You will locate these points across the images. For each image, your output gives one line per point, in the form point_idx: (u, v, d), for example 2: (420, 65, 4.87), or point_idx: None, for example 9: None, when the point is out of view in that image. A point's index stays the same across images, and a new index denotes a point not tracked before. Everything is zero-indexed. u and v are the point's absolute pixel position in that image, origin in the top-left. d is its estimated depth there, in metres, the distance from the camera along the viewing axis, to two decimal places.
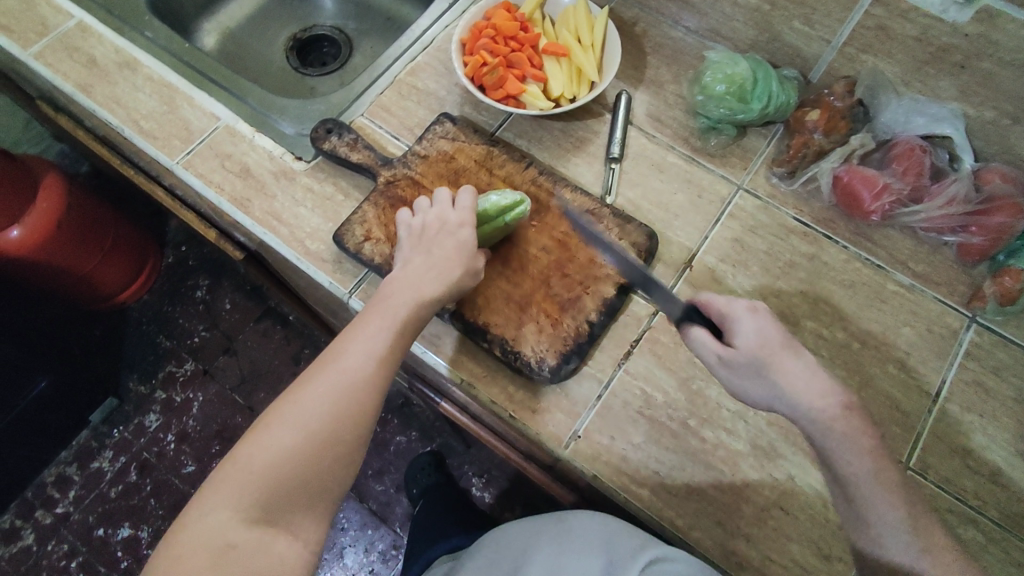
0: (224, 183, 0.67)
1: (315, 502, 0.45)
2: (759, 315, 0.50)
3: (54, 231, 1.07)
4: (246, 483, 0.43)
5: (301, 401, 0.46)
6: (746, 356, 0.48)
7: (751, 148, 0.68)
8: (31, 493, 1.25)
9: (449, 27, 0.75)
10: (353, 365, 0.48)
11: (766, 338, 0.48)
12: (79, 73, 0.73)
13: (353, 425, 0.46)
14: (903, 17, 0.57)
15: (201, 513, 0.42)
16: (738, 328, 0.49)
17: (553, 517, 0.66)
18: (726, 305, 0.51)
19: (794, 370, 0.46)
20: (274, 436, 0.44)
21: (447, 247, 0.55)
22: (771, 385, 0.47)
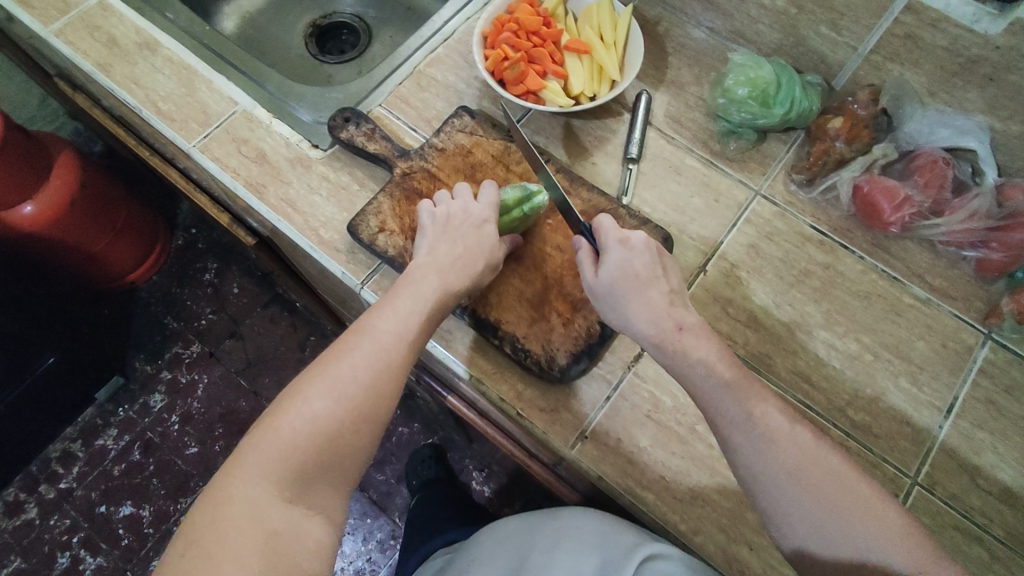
0: (239, 168, 0.67)
1: (342, 481, 0.45)
2: (628, 247, 0.52)
3: (67, 208, 1.08)
4: (278, 459, 0.43)
5: (335, 383, 0.46)
6: (603, 283, 0.52)
7: (770, 154, 0.67)
8: (35, 467, 1.26)
9: (470, 19, 0.75)
10: (384, 345, 0.48)
11: (628, 271, 0.51)
12: (99, 52, 0.73)
13: (383, 405, 0.47)
14: (933, 26, 0.56)
15: (233, 487, 0.41)
16: (604, 255, 0.52)
17: (549, 514, 0.66)
18: (602, 234, 0.53)
19: (644, 302, 0.50)
20: (308, 415, 0.44)
21: (474, 236, 0.56)
22: (620, 312, 0.51)
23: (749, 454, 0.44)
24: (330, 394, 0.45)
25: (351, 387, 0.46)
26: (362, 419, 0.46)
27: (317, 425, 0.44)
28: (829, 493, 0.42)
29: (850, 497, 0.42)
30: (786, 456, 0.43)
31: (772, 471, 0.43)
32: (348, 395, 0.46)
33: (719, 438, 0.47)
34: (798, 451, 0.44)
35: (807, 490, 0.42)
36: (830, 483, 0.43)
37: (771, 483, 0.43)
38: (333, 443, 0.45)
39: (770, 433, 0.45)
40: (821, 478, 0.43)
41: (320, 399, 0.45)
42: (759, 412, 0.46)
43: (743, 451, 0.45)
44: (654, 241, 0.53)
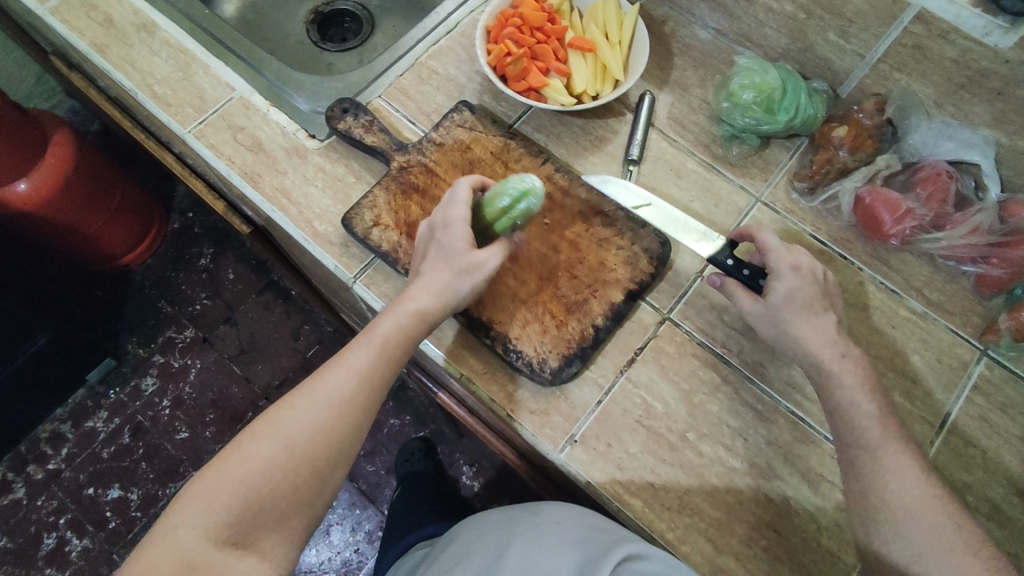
0: (235, 156, 0.66)
1: (286, 522, 0.47)
2: (801, 276, 0.52)
3: (62, 186, 1.07)
4: (219, 501, 0.45)
5: (277, 424, 0.48)
6: (767, 309, 0.53)
7: (773, 160, 0.66)
8: (24, 447, 1.26)
9: (474, 12, 0.73)
10: (334, 388, 0.50)
11: (797, 300, 0.52)
12: (95, 32, 0.72)
13: (331, 448, 0.49)
14: (942, 38, 0.55)
15: (175, 524, 0.45)
16: (773, 280, 0.53)
17: (523, 507, 0.65)
18: (773, 258, 0.53)
19: (808, 329, 0.51)
20: (246, 456, 0.47)
21: (439, 254, 0.53)
22: (782, 337, 0.52)
23: (868, 478, 0.47)
24: (276, 438, 0.47)
25: (298, 431, 0.48)
26: (305, 464, 0.47)
27: (260, 469, 0.46)
28: (939, 540, 0.44)
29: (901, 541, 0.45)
30: (902, 493, 0.46)
31: (885, 501, 0.46)
32: (288, 436, 0.48)
33: (844, 458, 0.49)
34: None
35: (918, 529, 0.45)
36: (943, 532, 0.44)
37: (882, 511, 0.46)
38: (275, 487, 0.47)
39: (891, 466, 0.47)
40: (930, 522, 0.45)
41: (266, 442, 0.47)
42: None
43: (860, 474, 0.48)
44: (821, 266, 0.54)
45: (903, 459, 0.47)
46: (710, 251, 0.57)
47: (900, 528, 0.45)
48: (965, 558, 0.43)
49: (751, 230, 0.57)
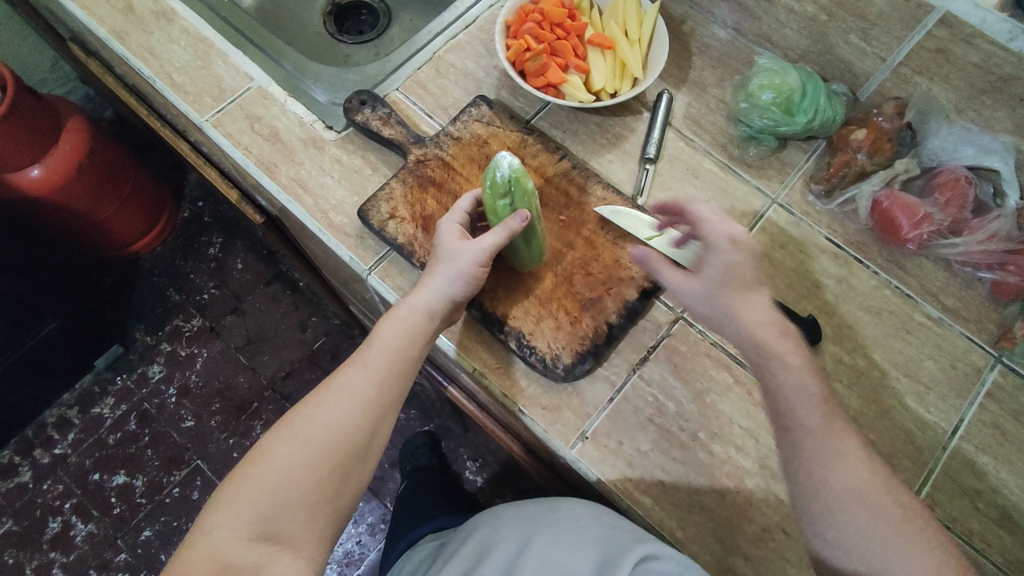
0: (252, 145, 0.66)
1: (314, 520, 0.47)
2: (737, 249, 0.51)
3: (75, 172, 1.08)
4: (247, 502, 0.46)
5: (296, 425, 0.49)
6: (702, 284, 0.51)
7: (790, 162, 0.66)
8: (31, 431, 1.27)
9: (493, 7, 0.73)
10: (350, 386, 0.50)
11: (733, 274, 0.50)
12: (114, 18, 0.72)
13: (351, 444, 0.48)
14: (966, 42, 0.55)
15: (210, 528, 0.46)
16: (708, 252, 0.51)
17: (534, 505, 0.66)
18: (710, 230, 0.52)
19: (744, 305, 0.50)
20: (269, 459, 0.47)
21: (438, 253, 0.55)
22: (717, 311, 0.50)
23: (817, 466, 0.46)
24: (296, 438, 0.48)
25: (317, 430, 0.48)
26: (327, 461, 0.48)
27: (283, 470, 0.47)
28: (889, 524, 0.44)
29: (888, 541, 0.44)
30: (850, 479, 0.45)
31: (840, 492, 0.45)
32: (307, 436, 0.48)
33: (786, 444, 0.48)
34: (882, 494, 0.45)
35: (870, 515, 0.45)
36: (893, 515, 0.45)
37: (834, 501, 0.45)
38: (298, 486, 0.47)
39: (840, 450, 0.46)
40: (881, 505, 0.45)
41: (286, 444, 0.48)
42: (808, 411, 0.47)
43: (808, 462, 0.46)
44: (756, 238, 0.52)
45: (849, 442, 0.46)
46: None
47: (852, 517, 0.45)
48: (912, 538, 0.44)
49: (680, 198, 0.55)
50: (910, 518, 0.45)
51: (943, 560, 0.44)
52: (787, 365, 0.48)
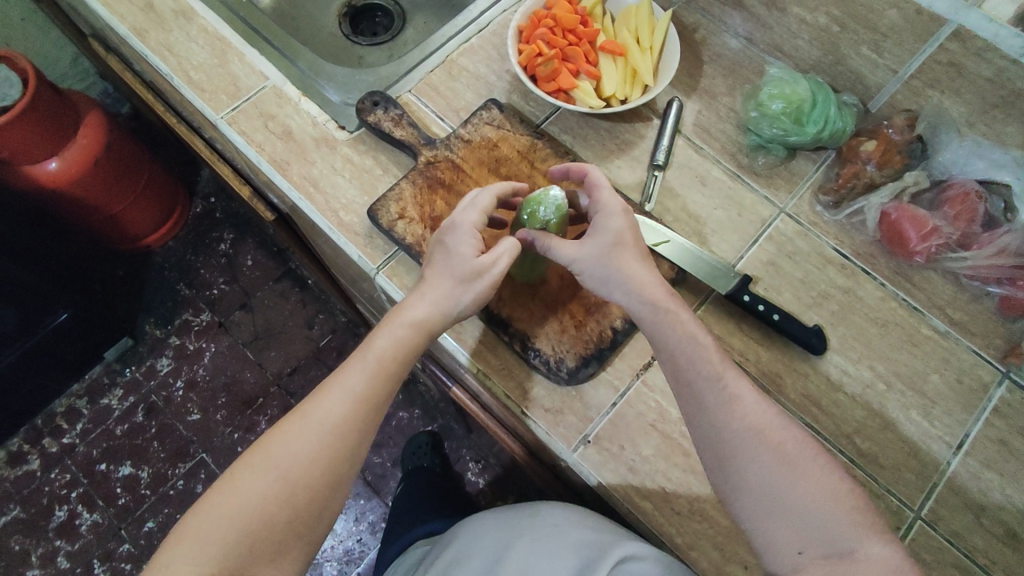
0: (265, 143, 0.67)
1: (286, 549, 0.46)
2: (627, 219, 0.53)
3: (91, 166, 1.10)
4: (212, 536, 0.44)
5: (271, 453, 0.47)
6: (596, 250, 0.52)
7: (799, 172, 0.66)
8: (40, 420, 1.28)
9: (506, 11, 0.74)
10: (329, 412, 0.49)
11: (622, 240, 0.52)
12: (135, 16, 0.73)
13: (329, 472, 0.48)
14: (977, 55, 0.55)
15: (168, 561, 0.43)
16: (600, 219, 0.53)
17: (517, 511, 0.67)
18: (603, 199, 0.53)
19: (634, 271, 0.51)
20: (240, 489, 0.46)
21: (445, 262, 0.53)
22: (609, 278, 0.51)
23: (716, 413, 0.47)
24: (271, 466, 0.46)
25: (294, 458, 0.47)
26: (303, 490, 0.47)
27: (255, 500, 0.45)
28: (786, 459, 0.45)
29: (826, 507, 0.44)
30: (748, 419, 0.46)
31: (772, 462, 0.45)
32: (283, 465, 0.47)
33: (688, 396, 0.48)
34: (816, 463, 0.45)
35: (770, 453, 0.45)
36: (790, 450, 0.45)
37: (736, 445, 0.45)
38: (268, 518, 0.45)
39: (735, 400, 0.47)
40: (779, 444, 0.46)
41: (260, 472, 0.46)
42: (727, 377, 0.48)
43: (710, 410, 0.47)
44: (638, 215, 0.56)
45: (744, 386, 0.48)
46: (725, 286, 0.58)
47: (754, 458, 0.45)
48: (810, 471, 0.45)
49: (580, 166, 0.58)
50: (843, 486, 0.45)
51: (840, 490, 0.45)
52: (680, 322, 0.50)
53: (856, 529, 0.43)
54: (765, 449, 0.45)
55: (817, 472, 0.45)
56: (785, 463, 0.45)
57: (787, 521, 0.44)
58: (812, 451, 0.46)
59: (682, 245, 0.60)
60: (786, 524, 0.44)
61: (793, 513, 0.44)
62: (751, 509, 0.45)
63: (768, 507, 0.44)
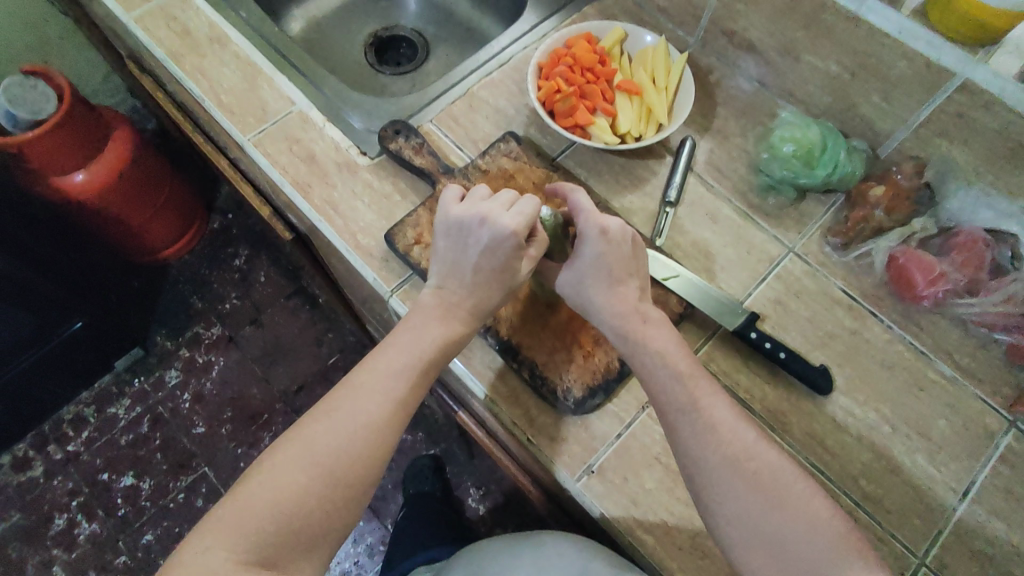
0: (288, 166, 0.69)
1: (317, 547, 0.45)
2: (608, 240, 0.53)
3: (116, 180, 1.13)
4: (249, 524, 0.43)
5: (308, 447, 0.46)
6: (573, 275, 0.54)
7: (808, 214, 0.67)
8: (47, 427, 1.30)
9: (527, 48, 0.77)
10: (367, 412, 0.48)
11: (600, 264, 0.53)
12: (172, 41, 0.76)
13: (364, 471, 0.47)
14: (986, 108, 0.56)
15: (203, 546, 0.42)
16: (581, 244, 0.54)
17: (522, 540, 0.67)
18: (585, 222, 0.54)
19: (610, 295, 0.53)
20: (277, 481, 0.45)
21: (492, 259, 0.53)
22: (584, 303, 0.54)
23: (693, 444, 0.46)
24: (308, 461, 0.45)
25: (330, 455, 0.46)
26: (338, 488, 0.46)
27: (293, 494, 0.44)
28: (763, 488, 0.44)
29: (804, 534, 0.43)
30: (723, 448, 0.45)
31: (747, 488, 0.44)
32: (319, 462, 0.46)
33: (666, 427, 0.48)
34: (796, 487, 0.45)
35: (745, 483, 0.44)
36: (765, 478, 0.44)
37: (711, 475, 0.45)
38: (304, 513, 0.44)
39: (712, 427, 0.46)
40: (755, 472, 0.45)
41: (295, 467, 0.45)
42: (705, 404, 0.48)
43: (685, 441, 0.47)
44: (632, 232, 0.54)
45: (718, 414, 0.47)
46: (732, 322, 0.59)
47: (730, 488, 0.44)
48: (788, 496, 0.44)
49: (566, 187, 0.59)
50: (825, 512, 0.44)
51: (820, 514, 0.44)
52: (653, 350, 0.50)
53: (840, 555, 0.42)
54: (741, 477, 0.44)
55: (795, 494, 0.44)
56: (762, 488, 0.44)
57: (768, 550, 0.43)
58: (792, 476, 0.45)
59: (690, 280, 0.61)
60: (767, 554, 0.43)
61: (773, 542, 0.43)
62: (733, 541, 0.44)
63: (749, 538, 0.43)
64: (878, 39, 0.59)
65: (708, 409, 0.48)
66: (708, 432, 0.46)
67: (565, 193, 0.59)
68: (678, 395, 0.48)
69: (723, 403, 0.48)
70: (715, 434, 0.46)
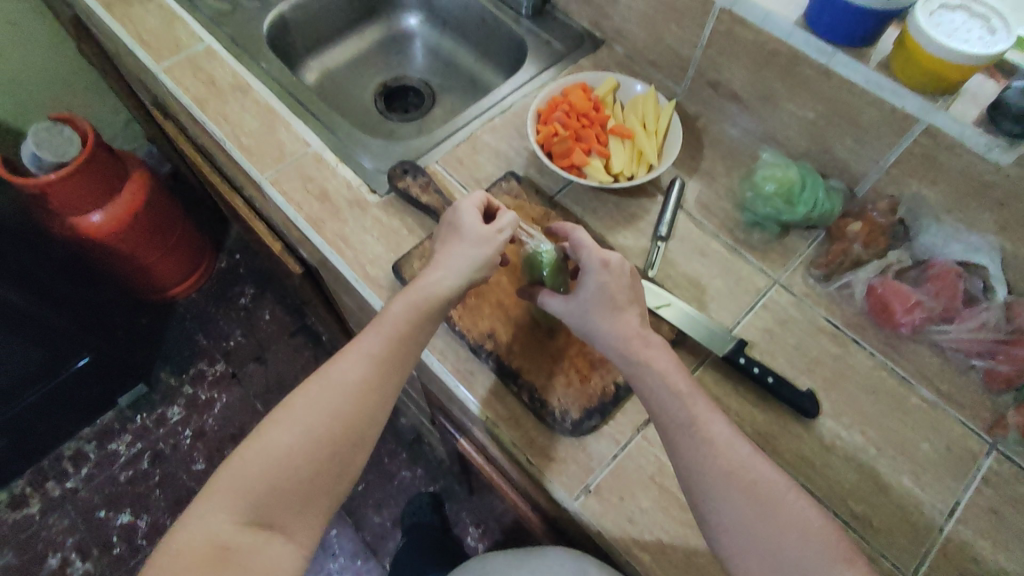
0: (303, 203, 0.73)
1: (311, 504, 0.47)
2: (610, 270, 0.57)
3: (132, 220, 1.18)
4: (243, 486, 0.45)
5: (297, 410, 0.49)
6: (577, 304, 0.57)
7: (792, 248, 0.72)
8: (46, 463, 1.30)
9: (527, 96, 0.83)
10: (348, 373, 0.51)
11: (604, 293, 0.56)
12: (197, 88, 0.82)
13: (351, 428, 0.49)
14: (949, 151, 0.61)
15: (201, 511, 0.44)
16: (584, 276, 0.57)
17: (529, 553, 0.71)
18: (589, 254, 0.58)
19: (613, 322, 0.55)
20: (268, 443, 0.47)
21: (460, 238, 0.59)
22: (590, 329, 0.56)
23: (691, 456, 0.49)
24: (296, 423, 0.48)
25: (317, 416, 0.48)
26: (326, 444, 0.48)
27: (283, 452, 0.47)
28: (758, 497, 0.46)
29: (797, 542, 0.45)
30: (721, 460, 0.48)
31: (743, 498, 0.46)
32: (307, 423, 0.48)
33: (666, 441, 0.51)
34: (790, 497, 0.47)
35: (741, 493, 0.46)
36: (761, 488, 0.47)
37: (709, 486, 0.47)
38: (295, 471, 0.47)
39: (708, 440, 0.49)
40: (751, 483, 0.47)
41: (284, 430, 0.48)
42: (702, 419, 0.50)
43: (684, 454, 0.49)
44: (630, 265, 0.58)
45: (717, 429, 0.49)
46: (722, 348, 0.62)
47: (727, 497, 0.46)
48: (781, 506, 0.46)
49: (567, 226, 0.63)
50: (817, 521, 0.46)
51: (813, 524, 0.46)
52: (655, 369, 0.53)
53: (829, 561, 0.44)
54: (737, 486, 0.47)
55: (789, 504, 0.46)
56: (757, 497, 0.46)
57: (764, 559, 0.44)
58: (786, 486, 0.47)
59: (681, 308, 0.64)
60: (763, 562, 0.44)
61: (769, 551, 0.44)
62: (731, 550, 0.46)
63: (745, 547, 0.45)
64: (849, 88, 0.65)
65: (705, 422, 0.50)
66: (705, 444, 0.49)
67: (566, 231, 0.63)
68: (674, 410, 0.51)
69: (719, 418, 0.51)
70: (712, 446, 0.49)
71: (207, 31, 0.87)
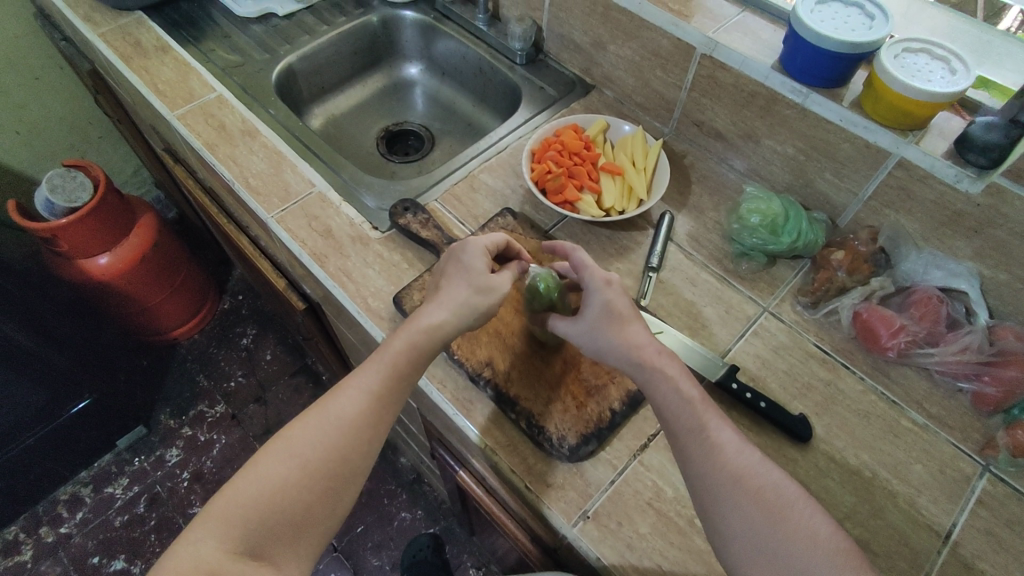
0: (307, 240, 0.76)
1: (302, 536, 0.48)
2: (611, 287, 0.60)
3: (138, 263, 1.21)
4: (235, 515, 0.46)
5: (292, 443, 0.50)
6: (585, 323, 0.58)
7: (779, 277, 0.74)
8: (42, 508, 1.28)
9: (521, 138, 0.88)
10: (344, 408, 0.52)
11: (609, 310, 0.58)
12: (209, 134, 0.86)
13: (343, 464, 0.50)
14: (923, 181, 0.64)
15: (193, 538, 0.45)
16: (587, 296, 0.60)
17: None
18: (588, 274, 0.61)
19: (624, 338, 0.57)
20: (262, 475, 0.48)
21: (461, 276, 0.60)
22: (602, 346, 0.57)
23: (700, 464, 0.50)
24: (292, 457, 0.49)
25: (313, 450, 0.50)
26: (320, 478, 0.49)
27: (276, 484, 0.48)
28: (766, 504, 0.47)
29: (804, 548, 0.45)
30: (727, 466, 0.49)
31: (750, 504, 0.47)
32: (302, 456, 0.49)
33: (676, 449, 0.52)
34: (797, 505, 0.47)
35: (749, 499, 0.47)
36: (769, 495, 0.47)
37: (717, 493, 0.48)
38: (288, 503, 0.48)
39: (717, 447, 0.50)
40: (759, 491, 0.48)
41: (279, 462, 0.49)
42: (712, 426, 0.51)
43: (694, 460, 0.50)
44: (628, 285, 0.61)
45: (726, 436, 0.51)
46: (714, 373, 0.64)
47: (735, 505, 0.47)
48: (789, 513, 0.47)
49: (564, 247, 0.65)
50: (821, 532, 0.46)
51: (822, 532, 0.46)
52: (667, 376, 0.54)
53: (837, 569, 0.44)
54: (745, 492, 0.48)
55: (796, 510, 0.47)
56: (764, 503, 0.47)
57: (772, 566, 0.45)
58: (793, 493, 0.48)
59: (673, 335, 0.66)
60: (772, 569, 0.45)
61: (777, 558, 0.45)
62: (740, 559, 0.46)
63: (753, 553, 0.45)
64: (825, 125, 0.68)
65: (713, 430, 0.51)
66: (713, 451, 0.50)
67: (564, 251, 0.65)
68: (683, 418, 0.52)
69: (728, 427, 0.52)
70: (721, 453, 0.50)
71: (219, 82, 0.92)
